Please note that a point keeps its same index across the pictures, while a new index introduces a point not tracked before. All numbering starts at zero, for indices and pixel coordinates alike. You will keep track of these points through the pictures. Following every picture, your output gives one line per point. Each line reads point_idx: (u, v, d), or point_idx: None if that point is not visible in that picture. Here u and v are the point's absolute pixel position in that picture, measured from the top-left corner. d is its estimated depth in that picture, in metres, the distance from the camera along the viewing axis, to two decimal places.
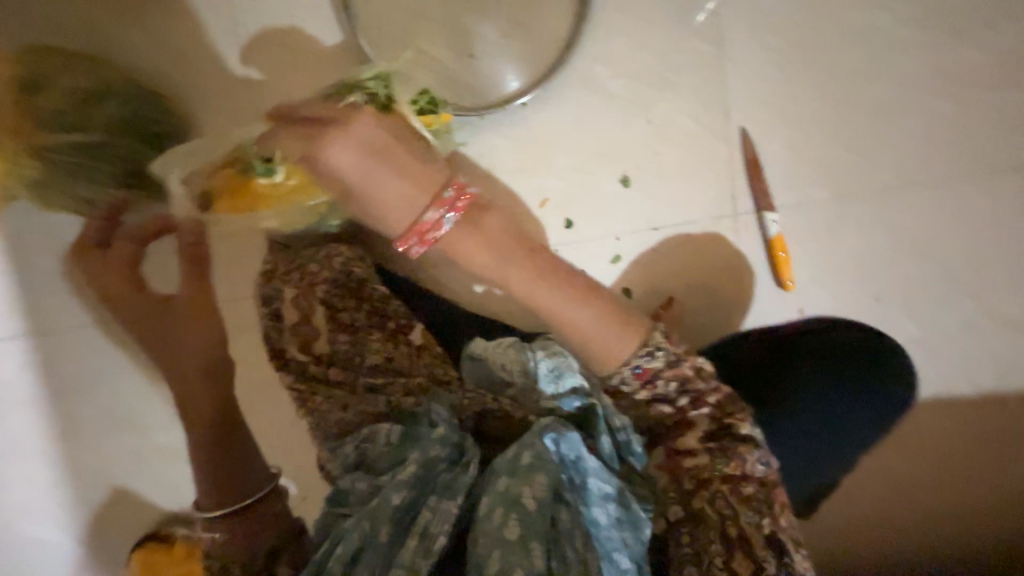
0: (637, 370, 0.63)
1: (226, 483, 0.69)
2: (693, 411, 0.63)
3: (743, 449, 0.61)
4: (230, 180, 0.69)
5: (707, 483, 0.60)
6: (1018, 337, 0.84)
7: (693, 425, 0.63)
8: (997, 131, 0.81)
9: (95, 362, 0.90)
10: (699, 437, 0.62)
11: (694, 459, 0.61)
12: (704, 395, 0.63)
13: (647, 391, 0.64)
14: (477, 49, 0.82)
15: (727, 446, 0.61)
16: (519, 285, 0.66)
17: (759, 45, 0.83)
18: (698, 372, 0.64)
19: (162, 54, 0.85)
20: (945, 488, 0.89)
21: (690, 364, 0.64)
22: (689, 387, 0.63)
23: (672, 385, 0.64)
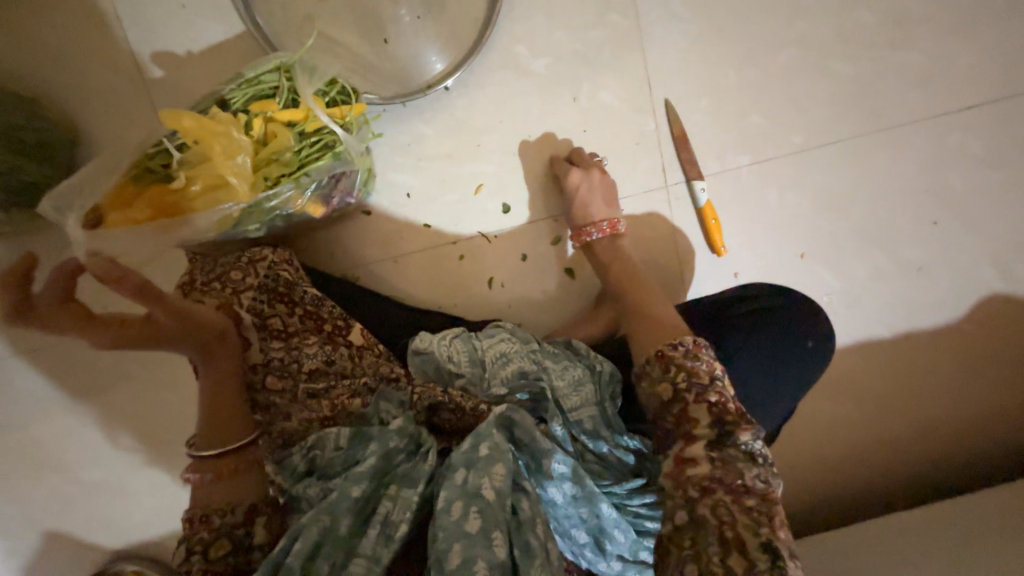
0: (658, 354, 0.62)
1: (221, 423, 0.63)
2: (696, 405, 0.57)
3: (745, 465, 0.54)
4: (122, 191, 0.59)
5: (709, 490, 0.53)
6: (918, 277, 0.95)
7: (694, 421, 0.57)
8: (886, 90, 0.90)
9: (34, 392, 0.88)
10: (703, 444, 0.55)
11: (696, 465, 0.55)
12: (709, 393, 0.57)
13: (664, 383, 0.60)
14: (391, 33, 0.79)
15: (730, 457, 0.55)
16: (620, 275, 0.78)
17: (674, 19, 0.87)
18: (711, 373, 0.59)
19: (42, 57, 0.78)
20: (875, 421, 1.00)
21: (706, 367, 0.59)
22: (695, 382, 0.58)
23: (682, 375, 0.59)
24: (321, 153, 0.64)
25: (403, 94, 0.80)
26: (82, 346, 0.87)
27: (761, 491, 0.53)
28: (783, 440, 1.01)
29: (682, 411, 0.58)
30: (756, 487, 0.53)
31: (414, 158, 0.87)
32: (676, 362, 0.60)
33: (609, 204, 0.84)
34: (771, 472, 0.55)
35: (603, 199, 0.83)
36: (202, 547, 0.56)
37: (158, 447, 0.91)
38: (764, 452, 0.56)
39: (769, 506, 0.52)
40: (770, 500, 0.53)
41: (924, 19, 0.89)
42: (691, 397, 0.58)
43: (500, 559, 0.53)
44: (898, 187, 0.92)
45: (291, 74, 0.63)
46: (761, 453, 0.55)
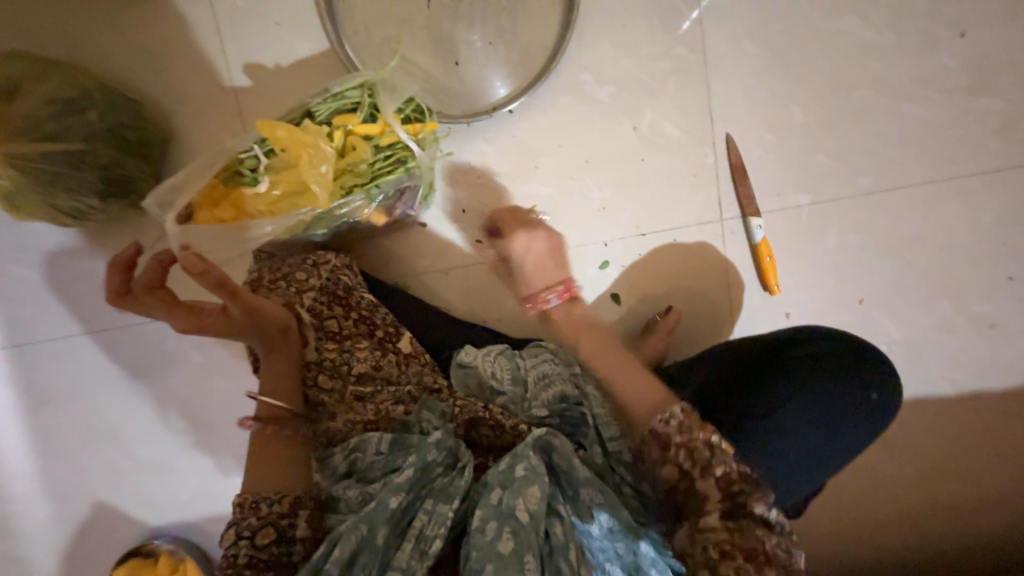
0: (655, 433, 0.58)
1: (279, 417, 0.66)
2: (703, 480, 0.55)
3: (762, 532, 0.53)
4: (212, 191, 0.64)
5: (728, 555, 0.51)
6: (989, 334, 0.89)
7: (705, 495, 0.54)
8: (965, 136, 0.87)
9: (102, 368, 0.94)
10: (717, 513, 0.54)
11: (714, 534, 0.53)
12: (714, 466, 0.54)
13: (668, 463, 0.56)
14: (463, 56, 0.83)
15: (745, 526, 0.53)
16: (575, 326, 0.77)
17: (741, 53, 0.87)
18: (708, 441, 0.55)
19: (146, 62, 0.85)
20: (933, 484, 0.93)
21: (706, 437, 0.56)
22: (696, 457, 0.55)
23: (683, 453, 0.56)
24: (393, 167, 0.68)
25: (469, 114, 0.83)
26: (150, 329, 0.93)
27: (782, 559, 0.52)
28: (829, 493, 0.95)
29: (692, 485, 0.55)
30: (778, 555, 0.52)
31: (471, 175, 0.89)
32: (673, 441, 0.56)
33: (557, 267, 0.82)
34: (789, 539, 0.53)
35: (551, 263, 0.82)
36: (249, 533, 0.58)
37: (205, 432, 0.96)
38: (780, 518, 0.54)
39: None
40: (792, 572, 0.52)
41: (1011, 66, 0.85)
42: (696, 472, 0.55)
43: None
44: (971, 238, 0.88)
45: (373, 92, 0.66)
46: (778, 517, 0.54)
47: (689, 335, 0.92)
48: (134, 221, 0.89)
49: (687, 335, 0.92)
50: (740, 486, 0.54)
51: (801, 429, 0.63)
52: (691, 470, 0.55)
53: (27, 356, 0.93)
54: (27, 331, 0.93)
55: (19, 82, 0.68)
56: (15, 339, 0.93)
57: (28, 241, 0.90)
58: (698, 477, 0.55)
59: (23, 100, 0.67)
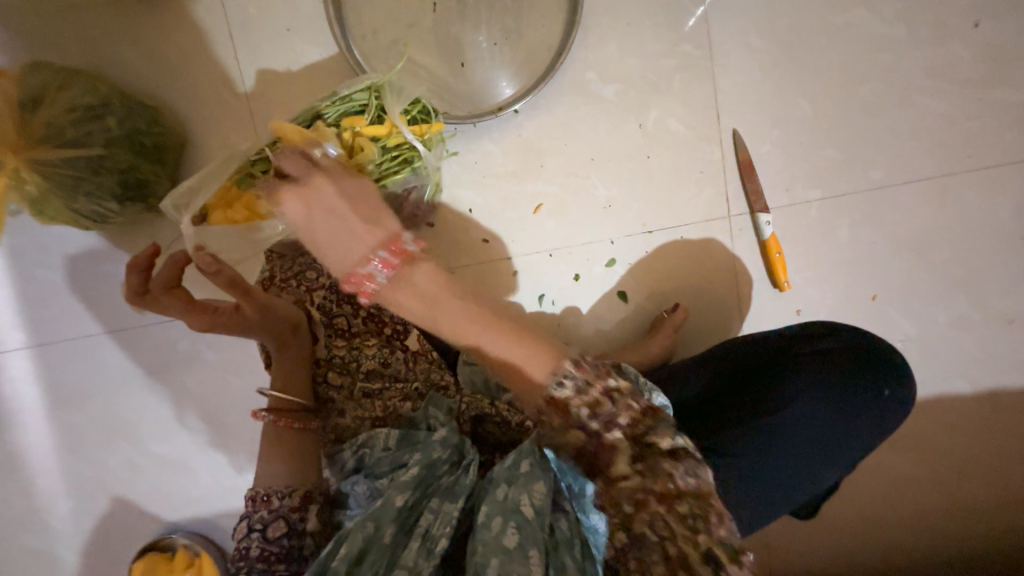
0: (546, 398, 0.51)
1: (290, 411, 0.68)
2: (607, 431, 0.50)
3: (675, 469, 0.48)
4: (225, 193, 0.66)
5: (643, 505, 0.48)
6: (1008, 330, 0.87)
7: (613, 446, 0.50)
8: (980, 128, 0.85)
9: (121, 368, 0.97)
10: (626, 460, 0.49)
11: (626, 484, 0.49)
12: (616, 415, 0.50)
13: (569, 427, 0.51)
14: (469, 57, 0.84)
15: (657, 467, 0.49)
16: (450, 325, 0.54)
17: (747, 48, 0.86)
18: (606, 386, 0.50)
19: (162, 70, 0.88)
20: (951, 484, 0.91)
21: (599, 386, 0.50)
22: (596, 406, 0.49)
23: (582, 407, 0.50)
24: (401, 167, 0.70)
25: (475, 115, 0.84)
26: (166, 329, 0.95)
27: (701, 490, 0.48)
28: (843, 494, 0.93)
29: (598, 441, 0.50)
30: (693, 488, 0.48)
31: (478, 175, 0.90)
32: (569, 401, 0.50)
33: (363, 227, 0.55)
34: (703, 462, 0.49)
35: (349, 223, 0.56)
36: (261, 526, 0.60)
37: (219, 430, 0.98)
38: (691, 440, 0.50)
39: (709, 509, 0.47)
40: (710, 503, 0.48)
41: None
42: (599, 425, 0.50)
43: None
44: (988, 232, 0.86)
45: (380, 94, 0.68)
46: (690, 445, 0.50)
47: (698, 333, 0.91)
48: (151, 224, 0.92)
49: (696, 333, 0.91)
50: (645, 427, 0.50)
51: (807, 431, 0.64)
52: (590, 424, 0.50)
53: (50, 356, 0.96)
54: (51, 331, 0.96)
55: (43, 91, 0.71)
56: (39, 339, 0.96)
57: (51, 245, 0.93)
58: (599, 429, 0.50)
59: (48, 108, 0.70)
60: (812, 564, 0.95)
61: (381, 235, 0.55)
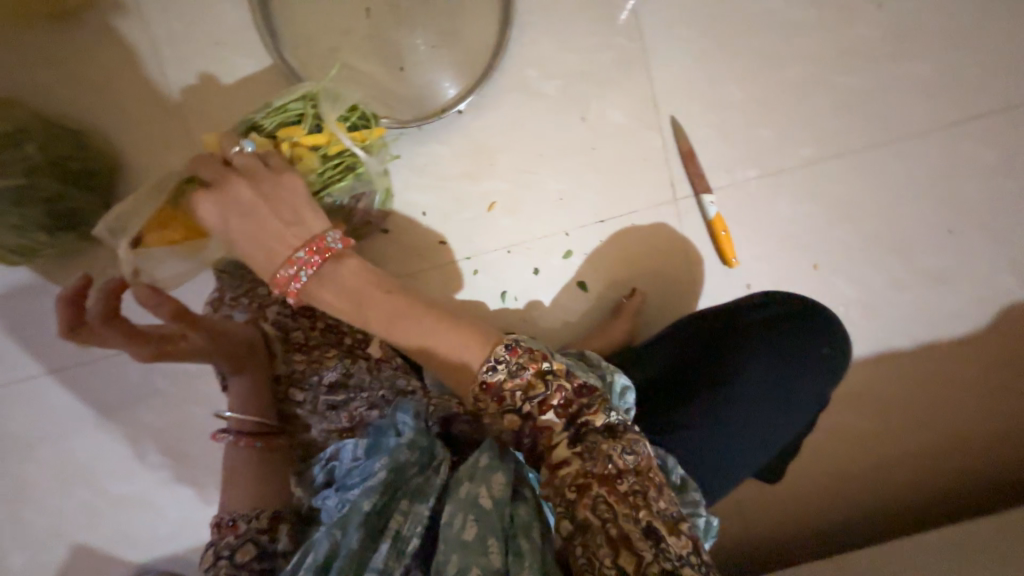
0: (482, 384, 0.55)
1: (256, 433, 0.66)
2: (543, 414, 0.55)
3: (608, 444, 0.54)
4: (160, 214, 0.63)
5: (585, 490, 0.52)
6: (936, 286, 0.94)
7: (549, 429, 0.54)
8: (894, 100, 0.91)
9: (67, 407, 0.91)
10: (564, 443, 0.54)
11: (568, 467, 0.53)
12: (549, 396, 0.54)
13: (507, 413, 0.55)
14: (408, 61, 0.84)
15: (593, 444, 0.54)
16: (378, 318, 0.60)
17: (678, 38, 0.90)
18: (540, 371, 0.54)
19: (85, 92, 0.84)
20: (900, 434, 0.97)
21: (532, 371, 0.54)
22: (533, 392, 0.54)
23: (519, 394, 0.54)
24: (343, 174, 0.69)
25: (420, 118, 0.85)
26: (114, 363, 0.91)
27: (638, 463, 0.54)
28: (805, 454, 0.98)
29: (535, 424, 0.55)
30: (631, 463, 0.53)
31: (430, 177, 0.90)
32: (504, 387, 0.54)
33: (284, 224, 0.60)
34: (635, 436, 0.55)
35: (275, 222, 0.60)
36: (227, 553, 0.58)
37: (182, 462, 0.94)
38: (622, 420, 0.57)
39: (642, 479, 0.53)
40: (643, 472, 0.54)
41: (927, 32, 0.90)
42: (536, 409, 0.55)
43: (496, 568, 0.52)
44: (910, 196, 0.92)
45: (316, 102, 0.67)
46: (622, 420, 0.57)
47: (657, 315, 0.94)
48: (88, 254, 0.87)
49: (656, 315, 0.94)
50: (577, 406, 0.55)
51: (763, 392, 0.69)
52: (524, 408, 0.54)
53: None
54: None
55: None
56: None
57: None
58: (533, 411, 0.55)
59: None
60: (783, 524, 1.00)
61: (303, 238, 0.60)
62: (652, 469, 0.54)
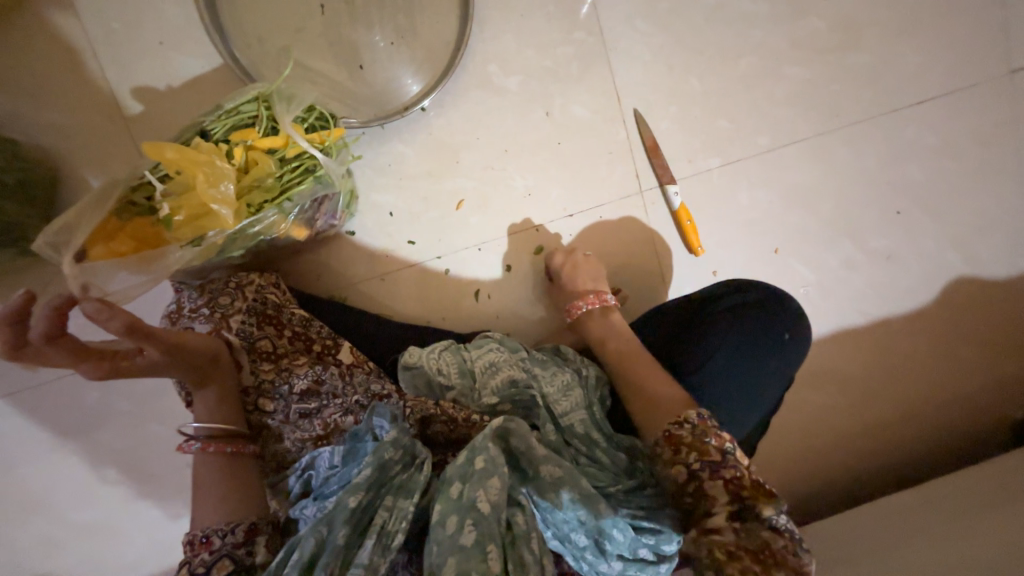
0: (666, 435, 0.63)
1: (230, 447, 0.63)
2: (712, 482, 0.59)
3: (771, 536, 0.56)
4: (105, 225, 0.60)
5: (735, 557, 0.56)
6: (887, 265, 0.99)
7: (714, 498, 0.59)
8: (842, 89, 0.95)
9: (20, 434, 0.86)
10: (724, 515, 0.58)
11: (721, 536, 0.57)
12: (725, 470, 0.59)
13: (677, 465, 0.61)
14: (366, 59, 0.82)
15: (754, 528, 0.57)
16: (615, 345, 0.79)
17: (637, 32, 0.91)
18: (721, 447, 0.60)
19: (15, 98, 0.79)
20: (860, 407, 1.02)
21: (718, 442, 0.60)
22: (707, 460, 0.60)
23: (694, 455, 0.60)
24: (303, 178, 0.66)
25: (381, 116, 0.83)
26: (68, 384, 0.86)
27: (793, 562, 0.56)
28: (774, 432, 1.03)
29: (700, 488, 0.60)
30: (788, 559, 0.55)
31: (395, 177, 0.89)
32: (684, 442, 0.61)
33: (596, 279, 0.87)
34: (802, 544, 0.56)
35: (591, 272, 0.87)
36: (203, 570, 0.56)
37: (150, 482, 0.90)
38: (791, 523, 0.58)
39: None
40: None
41: (870, 23, 0.94)
42: (706, 475, 0.59)
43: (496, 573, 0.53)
44: (861, 181, 0.97)
45: (270, 104, 0.65)
46: (790, 523, 0.57)
47: (628, 305, 0.96)
48: None
49: (628, 306, 0.96)
50: (750, 491, 0.58)
51: (722, 383, 0.71)
52: (699, 470, 0.60)
53: None
54: None
55: None
56: None
57: None
58: (704, 478, 0.59)
59: None
60: None
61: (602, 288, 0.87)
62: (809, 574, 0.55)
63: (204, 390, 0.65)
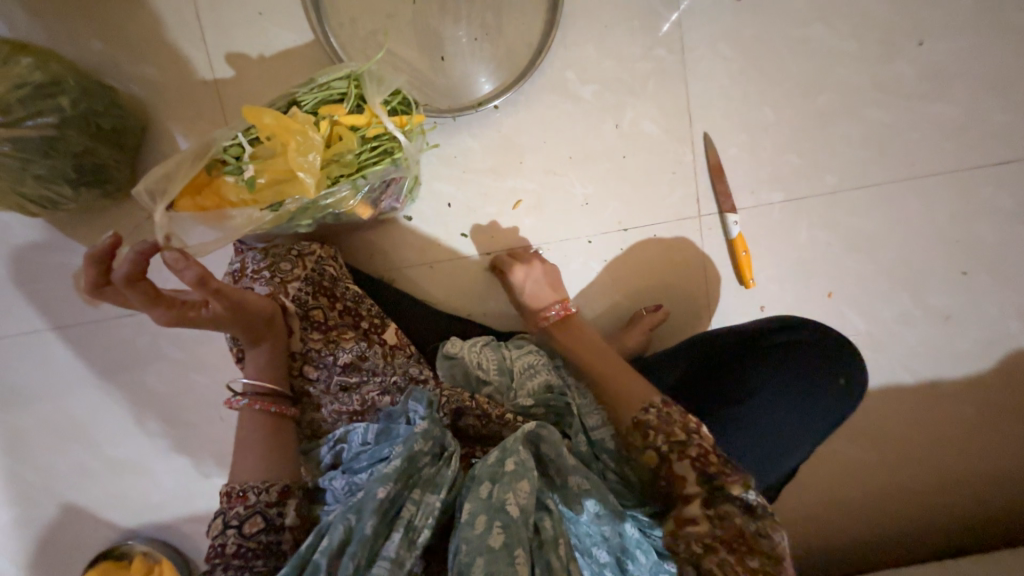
0: (634, 422, 0.63)
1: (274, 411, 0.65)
2: (680, 463, 0.59)
3: (742, 519, 0.57)
4: (195, 181, 0.62)
5: (711, 547, 0.55)
6: (945, 326, 0.95)
7: (684, 481, 0.58)
8: (923, 138, 0.92)
9: (72, 366, 0.90)
10: (699, 502, 0.57)
11: (696, 526, 0.56)
12: (688, 448, 0.59)
13: (648, 451, 0.61)
14: (449, 52, 0.84)
15: (726, 513, 0.57)
16: (584, 351, 0.77)
17: (718, 56, 0.90)
18: (686, 428, 0.60)
19: (121, 49, 0.83)
20: (891, 468, 0.98)
21: (680, 423, 0.61)
22: (674, 442, 0.60)
23: (661, 439, 0.61)
24: (380, 158, 0.68)
25: (455, 109, 0.84)
26: (123, 325, 0.90)
27: (762, 544, 0.55)
28: (801, 481, 0.99)
29: (671, 472, 0.59)
30: (758, 541, 0.55)
31: (458, 169, 0.90)
32: (651, 427, 0.62)
33: (556, 290, 0.86)
34: (772, 522, 0.56)
35: (550, 286, 0.86)
36: (237, 523, 0.58)
37: (182, 431, 0.93)
38: (762, 501, 0.58)
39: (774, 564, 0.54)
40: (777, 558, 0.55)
41: (963, 74, 0.91)
42: (674, 457, 0.59)
43: None
44: (929, 235, 0.93)
45: (360, 83, 0.66)
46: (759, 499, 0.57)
47: (668, 329, 0.95)
48: (107, 214, 0.86)
49: (669, 329, 0.95)
50: (718, 472, 0.58)
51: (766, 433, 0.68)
52: (665, 453, 0.60)
53: None
54: None
55: None
56: None
57: None
58: (671, 460, 0.59)
59: None
60: None
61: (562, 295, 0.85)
62: (785, 559, 0.55)
63: (257, 353, 0.67)
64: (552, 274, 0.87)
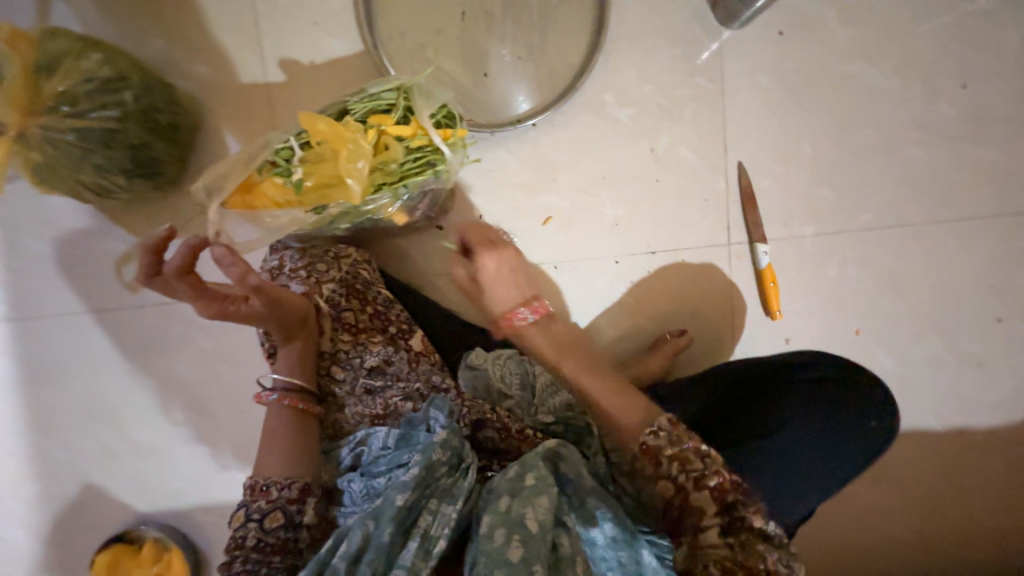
0: (644, 448, 0.60)
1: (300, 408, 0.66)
2: (697, 492, 0.56)
3: (762, 546, 0.55)
4: (247, 180, 0.65)
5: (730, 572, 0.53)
6: (977, 372, 0.92)
7: (702, 510, 0.56)
8: (962, 180, 0.91)
9: (106, 348, 0.93)
10: (717, 530, 0.55)
11: (717, 552, 0.55)
12: (706, 475, 0.57)
13: (663, 480, 0.58)
14: (492, 68, 0.86)
15: (745, 540, 0.56)
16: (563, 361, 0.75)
17: (757, 87, 0.91)
18: (700, 454, 0.58)
19: (182, 49, 0.87)
20: (912, 514, 0.95)
21: (693, 447, 0.58)
22: (691, 472, 0.57)
23: (676, 466, 0.57)
24: (421, 169, 0.70)
25: (494, 123, 0.86)
26: (158, 312, 0.93)
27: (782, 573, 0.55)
28: (818, 522, 0.96)
29: (687, 501, 0.57)
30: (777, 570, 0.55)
31: (492, 182, 0.92)
32: (664, 453, 0.58)
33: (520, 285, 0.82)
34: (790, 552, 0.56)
35: (512, 280, 0.82)
36: (258, 516, 0.59)
37: (204, 420, 0.95)
38: (778, 531, 0.57)
39: None
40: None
41: (1008, 118, 0.90)
42: (691, 486, 0.57)
43: None
44: (964, 278, 0.92)
45: (409, 95, 0.68)
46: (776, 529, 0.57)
47: (690, 354, 0.94)
48: (154, 204, 0.89)
49: (692, 355, 0.94)
50: (737, 501, 0.56)
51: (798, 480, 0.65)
52: (681, 480, 0.57)
53: (29, 330, 0.93)
54: (29, 306, 0.92)
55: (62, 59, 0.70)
56: (20, 313, 0.92)
57: (46, 217, 0.90)
58: (688, 488, 0.57)
59: (66, 77, 0.69)
60: None
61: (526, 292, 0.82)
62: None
63: (288, 350, 0.68)
64: (513, 266, 0.83)
